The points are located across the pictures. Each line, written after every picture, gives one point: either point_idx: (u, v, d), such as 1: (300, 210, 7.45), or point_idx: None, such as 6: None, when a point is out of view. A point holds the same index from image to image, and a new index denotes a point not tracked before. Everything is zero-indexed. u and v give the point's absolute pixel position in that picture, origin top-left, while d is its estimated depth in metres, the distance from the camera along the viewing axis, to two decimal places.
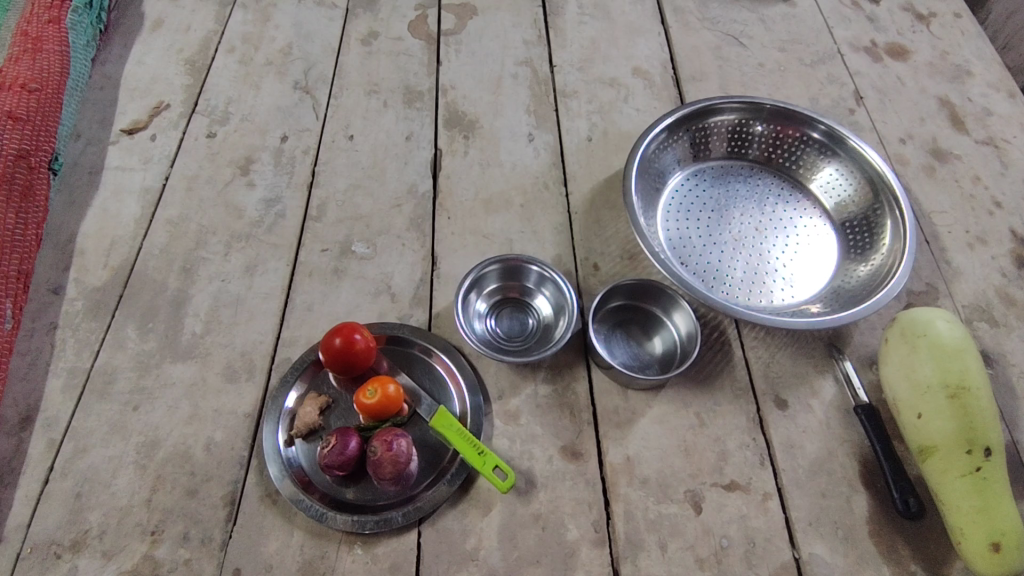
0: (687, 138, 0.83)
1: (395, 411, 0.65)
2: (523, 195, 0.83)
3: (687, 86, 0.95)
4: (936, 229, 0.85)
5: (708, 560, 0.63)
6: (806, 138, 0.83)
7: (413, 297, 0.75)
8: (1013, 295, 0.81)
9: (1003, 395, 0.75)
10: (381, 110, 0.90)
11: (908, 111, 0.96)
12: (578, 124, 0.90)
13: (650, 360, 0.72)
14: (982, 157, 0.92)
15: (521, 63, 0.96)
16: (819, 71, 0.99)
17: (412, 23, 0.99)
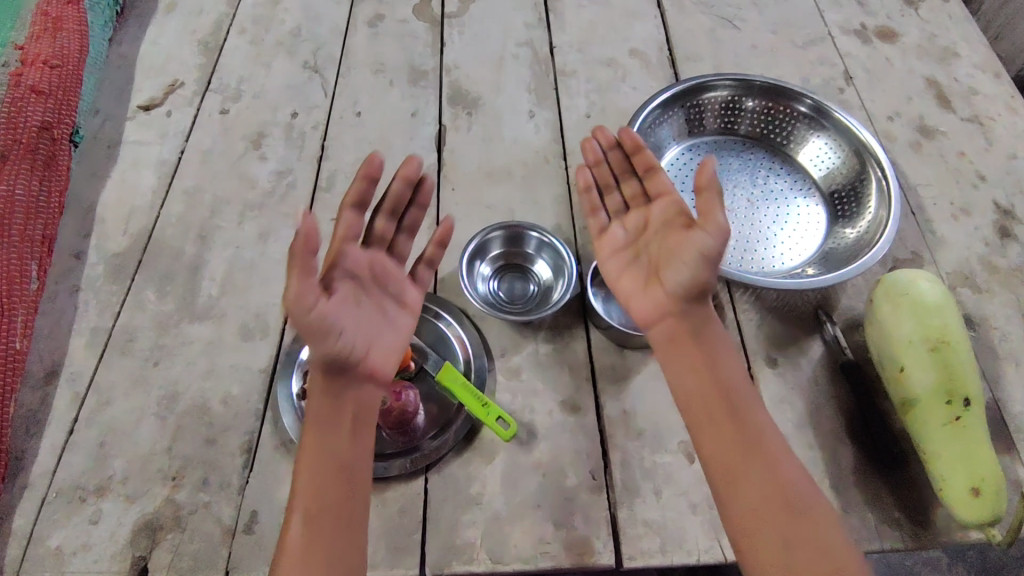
0: (681, 113, 0.87)
1: (402, 367, 0.68)
2: (524, 168, 0.87)
3: (682, 66, 0.99)
4: (921, 201, 0.89)
5: (701, 505, 0.66)
6: (795, 113, 0.87)
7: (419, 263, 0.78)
8: (996, 263, 0.84)
9: (985, 356, 0.78)
10: (387, 88, 0.93)
11: (896, 90, 0.99)
12: (577, 102, 0.94)
13: None
14: (967, 134, 0.96)
15: (523, 44, 0.99)
16: (811, 53, 1.03)
17: (416, 6, 1.03)
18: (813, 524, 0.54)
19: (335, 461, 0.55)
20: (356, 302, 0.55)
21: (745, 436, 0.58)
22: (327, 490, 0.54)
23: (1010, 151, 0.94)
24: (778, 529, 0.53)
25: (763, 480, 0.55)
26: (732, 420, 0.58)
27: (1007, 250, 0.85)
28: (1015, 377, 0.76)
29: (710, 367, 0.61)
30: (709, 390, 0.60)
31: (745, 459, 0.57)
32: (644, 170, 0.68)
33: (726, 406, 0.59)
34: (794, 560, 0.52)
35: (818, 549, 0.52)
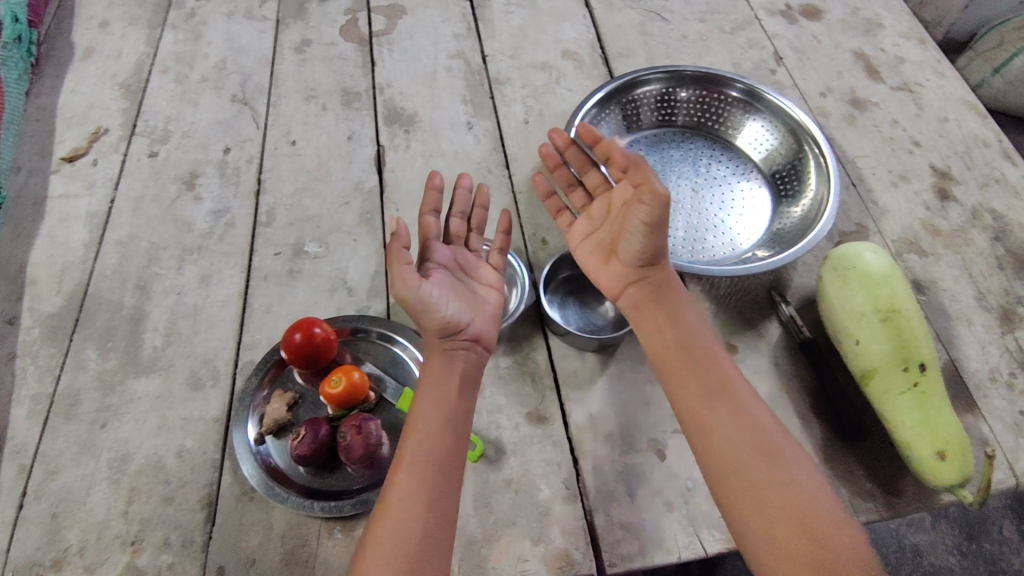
0: (618, 110, 0.86)
1: (361, 398, 0.67)
2: (467, 181, 0.86)
3: (615, 63, 0.99)
4: (861, 172, 0.90)
5: (675, 502, 0.66)
6: (729, 99, 0.87)
7: (370, 289, 0.77)
8: (938, 226, 0.86)
9: (938, 318, 0.79)
10: (320, 114, 0.92)
11: (826, 66, 1.01)
12: (515, 109, 0.93)
13: (603, 323, 0.76)
14: (898, 101, 0.98)
15: (454, 56, 0.98)
16: (739, 37, 1.04)
17: (343, 28, 1.01)
18: (781, 455, 0.59)
19: (449, 422, 0.61)
20: (449, 284, 0.65)
21: (710, 381, 0.63)
22: (431, 453, 0.59)
23: (941, 115, 0.97)
24: (750, 459, 0.58)
25: (728, 417, 0.61)
26: (695, 365, 0.64)
27: (948, 212, 0.87)
28: (968, 336, 0.78)
29: (674, 326, 0.67)
30: (673, 339, 0.66)
31: (711, 401, 0.62)
32: (577, 164, 0.77)
33: (690, 358, 0.65)
34: (761, 488, 0.57)
35: (779, 472, 0.57)
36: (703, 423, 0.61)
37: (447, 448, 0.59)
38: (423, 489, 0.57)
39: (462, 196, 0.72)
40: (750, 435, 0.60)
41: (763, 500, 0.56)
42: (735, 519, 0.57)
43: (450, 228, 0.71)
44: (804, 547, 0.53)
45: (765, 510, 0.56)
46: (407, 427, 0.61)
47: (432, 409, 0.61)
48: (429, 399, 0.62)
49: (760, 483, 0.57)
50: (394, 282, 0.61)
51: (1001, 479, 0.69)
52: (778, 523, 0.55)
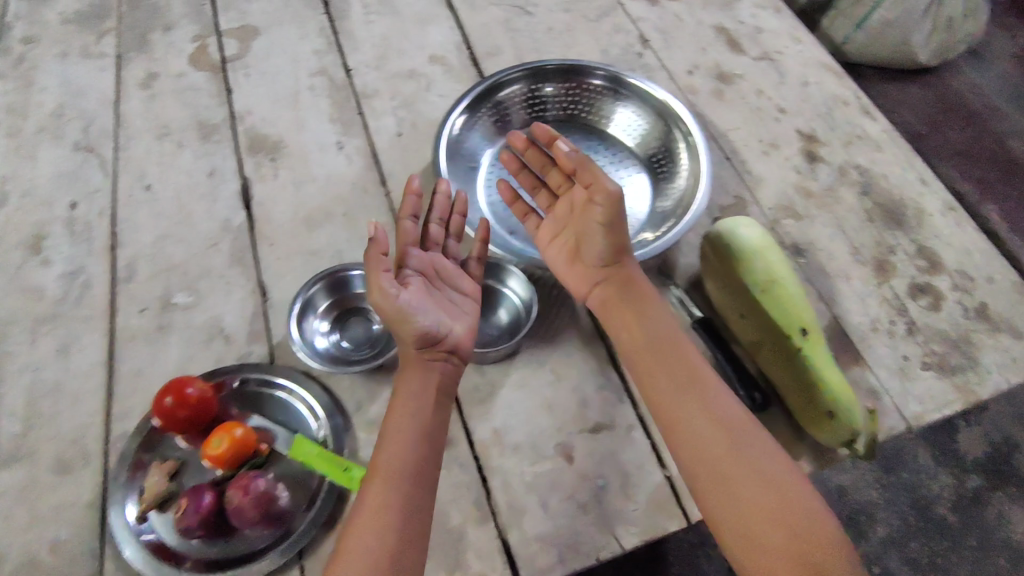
0: (489, 114, 0.85)
1: (249, 454, 0.63)
2: (343, 204, 0.81)
3: (484, 63, 0.97)
4: (733, 144, 0.92)
5: (589, 503, 0.65)
6: (599, 87, 0.87)
7: (249, 334, 0.73)
8: (810, 188, 0.89)
9: (819, 278, 0.82)
10: (177, 152, 0.86)
11: (690, 44, 1.02)
12: (386, 121, 0.89)
13: (498, 332, 0.74)
14: (761, 71, 1.00)
15: (316, 73, 0.94)
16: (604, 24, 1.04)
17: (191, 56, 0.95)
18: (752, 442, 0.61)
19: (424, 437, 0.61)
20: (426, 295, 0.65)
21: (682, 377, 0.65)
22: (407, 477, 0.59)
23: (802, 79, 1.00)
24: (722, 454, 0.61)
25: (702, 411, 0.63)
26: (668, 361, 0.66)
27: (817, 173, 0.90)
28: (847, 291, 0.81)
29: (642, 323, 0.69)
30: (643, 335, 0.68)
31: (686, 396, 0.64)
32: (537, 165, 0.78)
33: (661, 354, 0.67)
34: (733, 480, 0.60)
35: (751, 462, 0.60)
36: (679, 417, 0.63)
37: (421, 466, 0.60)
38: (398, 514, 0.57)
39: (441, 202, 0.72)
40: (725, 426, 0.62)
41: (733, 491, 0.60)
42: (711, 513, 0.60)
43: (429, 233, 0.71)
44: (779, 534, 0.57)
45: (740, 499, 0.59)
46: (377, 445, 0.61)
47: (409, 427, 0.61)
48: (404, 416, 0.62)
49: (736, 473, 0.60)
50: (370, 291, 0.62)
51: (892, 425, 0.72)
52: (755, 512, 0.58)
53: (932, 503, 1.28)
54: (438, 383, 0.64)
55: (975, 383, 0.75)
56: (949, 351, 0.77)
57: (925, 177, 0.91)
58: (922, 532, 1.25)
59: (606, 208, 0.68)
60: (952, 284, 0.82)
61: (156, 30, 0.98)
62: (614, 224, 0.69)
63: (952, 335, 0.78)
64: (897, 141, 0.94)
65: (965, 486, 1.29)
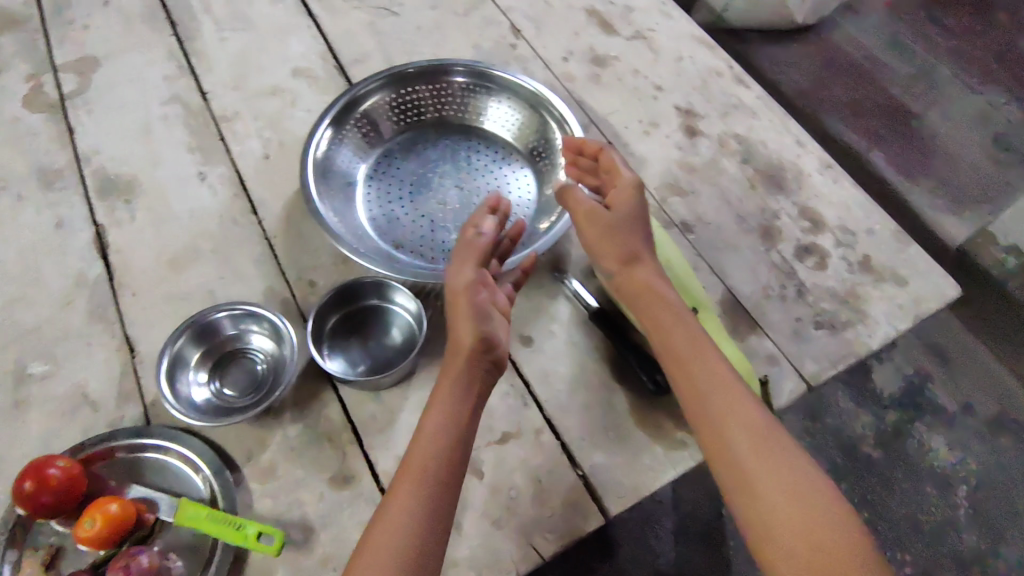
0: (359, 127, 0.81)
1: (130, 528, 0.58)
2: (211, 240, 0.76)
3: (352, 70, 0.93)
4: (614, 128, 0.92)
5: (502, 518, 0.64)
6: (471, 85, 0.84)
7: (119, 396, 0.67)
8: (693, 163, 0.89)
9: (709, 252, 0.82)
10: (17, 206, 0.78)
11: (563, 30, 1.01)
12: (251, 145, 0.84)
13: (393, 353, 0.70)
14: (635, 51, 1.00)
15: (168, 101, 0.87)
16: (474, 18, 1.01)
17: (25, 97, 0.86)
18: (785, 449, 0.60)
19: (456, 446, 0.59)
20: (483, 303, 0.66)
21: (715, 378, 0.62)
22: (438, 492, 0.57)
23: (676, 54, 1.00)
24: (752, 456, 0.59)
25: (738, 410, 0.61)
26: (701, 359, 0.64)
27: (698, 147, 0.91)
28: (738, 262, 0.82)
29: (671, 322, 0.66)
30: (673, 333, 0.65)
31: (722, 393, 0.62)
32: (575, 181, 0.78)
33: (693, 352, 0.64)
34: (763, 481, 0.58)
35: (784, 465, 0.58)
36: (716, 414, 0.61)
37: (448, 479, 0.58)
38: (410, 541, 0.54)
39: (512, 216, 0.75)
40: (759, 430, 0.60)
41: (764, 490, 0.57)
42: (741, 509, 0.58)
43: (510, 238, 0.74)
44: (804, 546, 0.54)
45: (768, 503, 0.57)
46: (412, 449, 0.60)
47: (447, 426, 0.60)
48: (439, 409, 0.61)
49: (764, 477, 0.58)
50: (458, 280, 0.67)
51: (792, 388, 0.73)
52: (782, 518, 0.56)
53: (856, 444, 1.33)
54: (483, 385, 0.63)
55: (865, 335, 0.77)
56: (838, 308, 0.79)
57: (802, 138, 0.93)
58: (852, 473, 1.30)
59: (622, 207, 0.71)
60: (836, 241, 0.84)
61: None
62: (621, 218, 0.70)
63: (839, 291, 0.80)
64: (773, 106, 0.96)
65: (886, 422, 1.35)
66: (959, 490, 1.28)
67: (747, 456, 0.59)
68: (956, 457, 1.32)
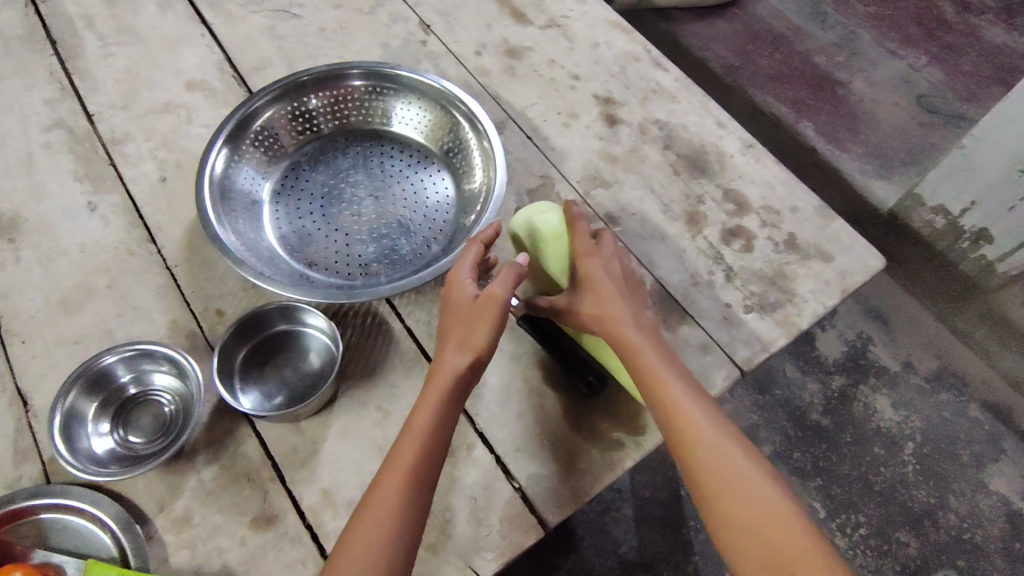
0: (259, 141, 0.77)
1: None
2: (106, 275, 0.71)
3: (252, 80, 0.87)
4: (532, 122, 0.89)
5: (437, 543, 0.62)
6: (376, 87, 0.80)
7: (13, 455, 0.62)
8: (614, 152, 0.87)
9: (636, 243, 0.81)
10: None
11: (474, 23, 0.98)
12: (144, 168, 0.78)
13: (313, 379, 0.66)
14: (550, 39, 0.97)
15: (51, 127, 0.81)
16: (380, 15, 0.97)
17: None
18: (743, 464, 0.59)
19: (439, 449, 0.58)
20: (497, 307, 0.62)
21: (678, 395, 0.61)
22: (419, 494, 0.56)
23: (591, 41, 0.98)
24: (717, 470, 0.59)
25: (701, 427, 0.60)
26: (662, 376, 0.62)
27: (619, 135, 0.89)
28: (665, 250, 0.80)
29: (634, 345, 0.64)
30: (635, 352, 0.63)
31: (686, 409, 0.61)
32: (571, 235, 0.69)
33: (654, 368, 0.62)
34: (725, 496, 0.58)
35: (749, 482, 0.58)
36: (681, 430, 0.60)
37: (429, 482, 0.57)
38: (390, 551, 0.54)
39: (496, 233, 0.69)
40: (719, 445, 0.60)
41: (738, 527, 0.57)
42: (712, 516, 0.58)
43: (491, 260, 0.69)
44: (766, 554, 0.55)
45: (733, 514, 0.57)
46: (400, 449, 0.58)
47: (436, 427, 0.58)
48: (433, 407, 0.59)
49: (729, 489, 0.58)
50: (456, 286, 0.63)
51: (725, 376, 0.73)
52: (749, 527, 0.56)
53: (805, 412, 1.35)
54: (474, 381, 0.61)
55: (795, 314, 0.77)
56: (767, 289, 0.79)
57: (722, 118, 0.92)
58: (803, 441, 1.32)
59: (598, 262, 0.67)
60: (761, 222, 0.84)
61: None
62: (597, 274, 0.66)
63: (767, 272, 0.80)
64: (691, 87, 0.95)
65: (832, 388, 1.38)
66: (906, 447, 1.32)
67: (711, 469, 0.59)
68: (901, 415, 1.35)
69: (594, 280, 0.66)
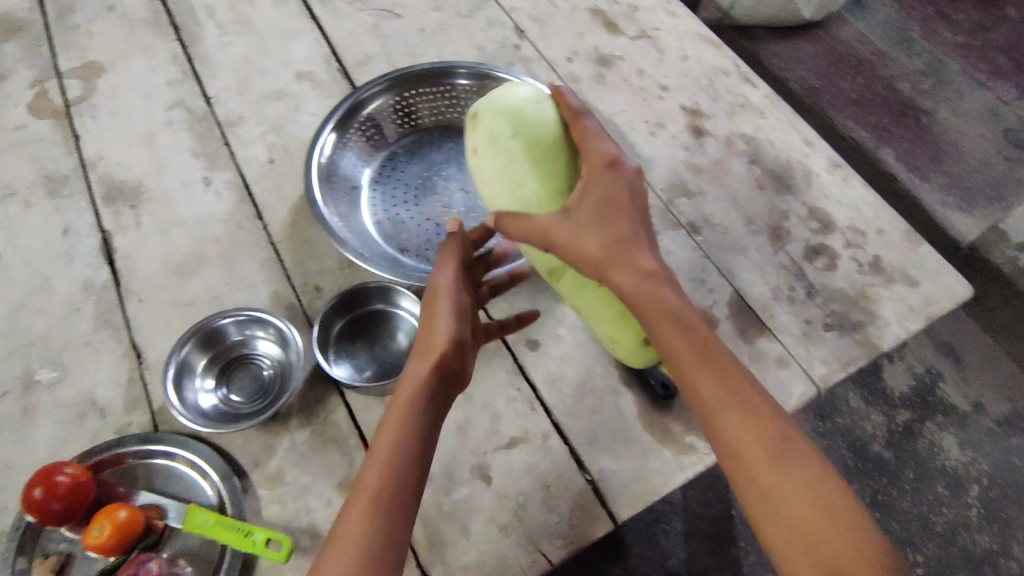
0: (362, 131, 0.81)
1: (138, 535, 0.58)
2: (217, 245, 0.76)
3: (356, 74, 0.92)
4: (619, 129, 0.91)
5: (510, 524, 0.63)
6: (472, 88, 0.84)
7: (125, 402, 0.67)
8: (699, 163, 0.89)
9: (718, 253, 0.81)
10: (24, 213, 0.78)
11: (567, 30, 1.00)
12: (255, 150, 0.83)
13: (399, 357, 0.69)
14: (640, 50, 0.99)
15: (173, 106, 0.87)
16: (478, 19, 1.01)
17: (30, 104, 0.86)
18: (792, 444, 0.54)
19: (410, 455, 0.53)
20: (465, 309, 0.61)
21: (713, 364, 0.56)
22: (391, 503, 0.51)
23: (681, 54, 0.99)
24: (760, 449, 0.53)
25: (739, 399, 0.55)
26: (696, 344, 0.57)
27: (705, 147, 0.90)
28: (746, 263, 0.81)
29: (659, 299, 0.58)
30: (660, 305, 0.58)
31: (722, 382, 0.56)
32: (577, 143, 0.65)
33: (686, 334, 0.57)
34: (767, 477, 0.53)
35: (793, 463, 0.53)
36: (717, 404, 0.55)
37: (402, 488, 0.52)
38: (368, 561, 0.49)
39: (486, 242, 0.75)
40: (761, 420, 0.54)
41: (782, 513, 0.52)
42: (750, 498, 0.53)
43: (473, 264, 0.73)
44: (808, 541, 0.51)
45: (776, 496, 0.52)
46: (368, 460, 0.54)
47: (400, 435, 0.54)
48: (406, 407, 0.55)
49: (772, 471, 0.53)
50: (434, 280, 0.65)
51: (803, 391, 0.72)
52: (791, 512, 0.52)
53: (867, 443, 1.32)
54: (446, 385, 0.57)
55: (876, 337, 0.77)
56: (848, 310, 0.78)
57: (809, 137, 0.92)
58: (863, 472, 1.29)
59: (607, 189, 0.61)
60: (845, 242, 0.84)
61: None
62: (623, 202, 0.61)
63: (849, 292, 0.80)
64: (780, 105, 0.95)
65: (897, 421, 1.34)
66: (971, 489, 1.27)
67: (754, 446, 0.53)
68: (969, 456, 1.30)
69: (616, 212, 0.61)
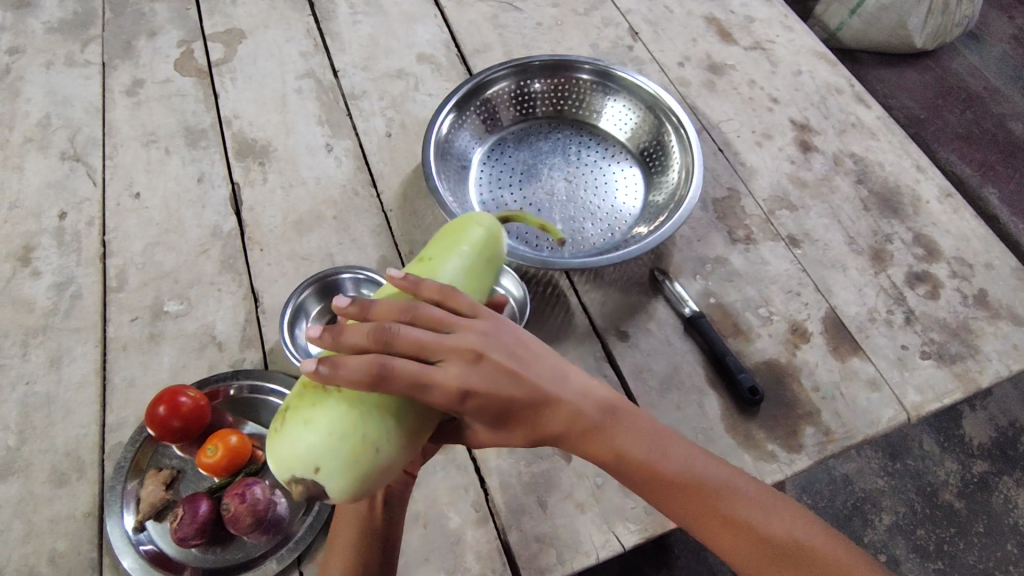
0: (477, 112, 0.85)
1: (246, 461, 0.63)
2: (333, 207, 0.81)
3: (473, 60, 0.96)
4: (726, 136, 0.91)
5: (587, 502, 0.65)
6: (585, 83, 0.87)
7: (242, 340, 0.72)
8: (804, 177, 0.88)
9: (816, 269, 0.81)
10: (164, 159, 0.85)
11: (681, 36, 1.02)
12: (374, 123, 0.88)
13: None
14: (753, 61, 0.99)
15: (303, 76, 0.93)
16: (593, 17, 1.03)
17: (177, 61, 0.94)
18: (778, 528, 0.52)
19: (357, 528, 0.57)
20: None
21: (681, 489, 0.52)
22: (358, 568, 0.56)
23: (794, 68, 0.99)
24: (756, 552, 0.51)
25: (714, 513, 0.52)
26: (655, 479, 0.53)
27: (812, 162, 0.89)
28: (844, 281, 0.80)
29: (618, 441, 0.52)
30: (617, 454, 0.52)
31: (691, 503, 0.52)
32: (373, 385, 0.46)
33: (649, 477, 0.53)
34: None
35: (788, 545, 0.51)
36: (704, 526, 0.53)
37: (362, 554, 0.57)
38: None
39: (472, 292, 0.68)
40: (742, 523, 0.52)
41: None
42: None
43: None
44: None
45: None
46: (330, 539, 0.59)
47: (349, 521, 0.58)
48: None
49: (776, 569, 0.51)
50: None
51: (893, 415, 0.71)
52: None
53: (937, 490, 1.27)
54: None
55: (976, 371, 0.74)
56: (948, 340, 0.76)
57: (921, 163, 0.90)
58: (929, 519, 1.24)
59: (494, 373, 0.48)
60: (951, 272, 0.81)
61: (140, 36, 0.97)
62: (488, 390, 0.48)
63: (950, 323, 0.78)
64: (893, 128, 0.93)
65: (972, 473, 1.28)
66: None
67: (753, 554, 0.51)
68: None
69: (509, 413, 0.50)
